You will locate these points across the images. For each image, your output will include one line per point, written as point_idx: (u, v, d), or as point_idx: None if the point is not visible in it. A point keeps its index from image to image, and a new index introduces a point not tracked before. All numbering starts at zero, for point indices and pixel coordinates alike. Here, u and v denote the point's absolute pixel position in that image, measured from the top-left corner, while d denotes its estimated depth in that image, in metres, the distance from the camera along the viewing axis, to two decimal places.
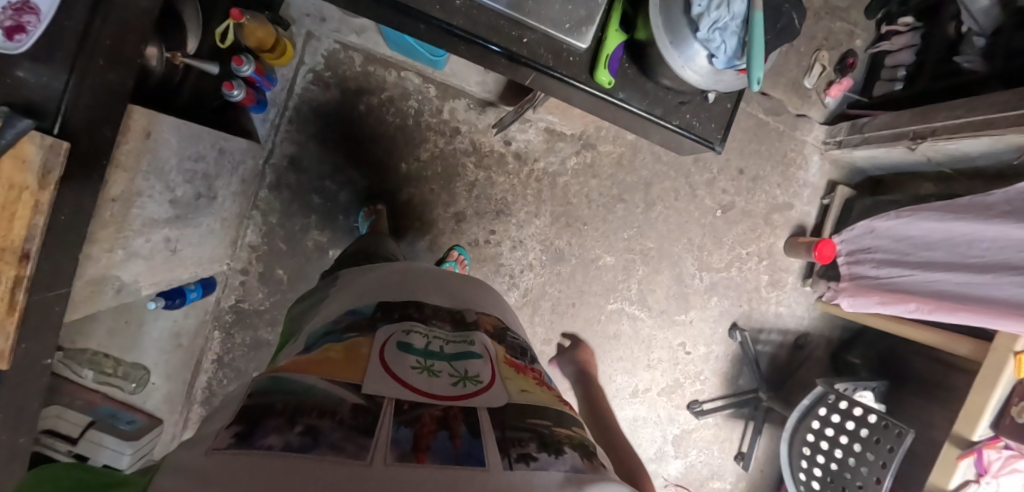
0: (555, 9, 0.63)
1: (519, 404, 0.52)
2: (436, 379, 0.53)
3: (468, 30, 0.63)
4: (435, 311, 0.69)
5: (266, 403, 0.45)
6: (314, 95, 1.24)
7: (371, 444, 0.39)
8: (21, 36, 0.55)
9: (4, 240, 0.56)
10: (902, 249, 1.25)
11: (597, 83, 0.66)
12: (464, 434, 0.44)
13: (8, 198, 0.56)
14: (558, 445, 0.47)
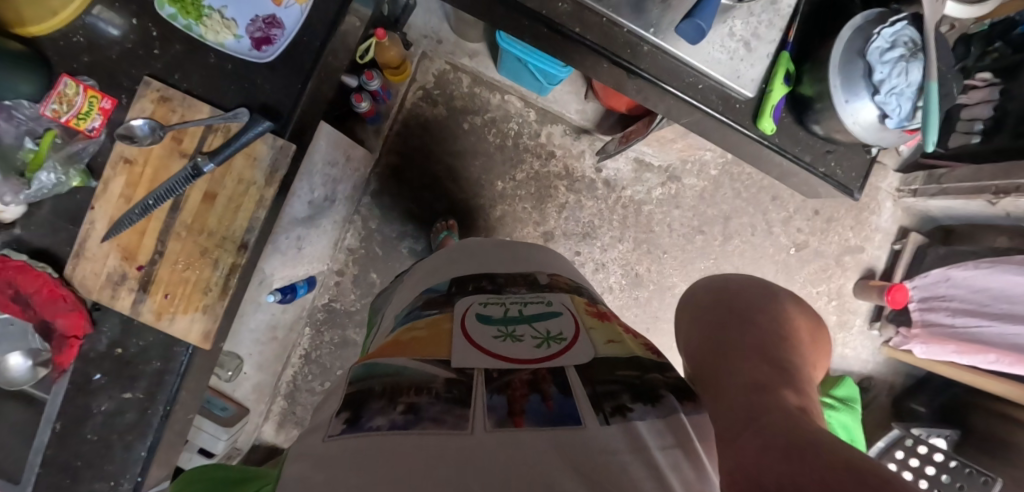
0: (729, 61, 0.70)
1: (611, 358, 0.43)
2: (520, 343, 0.46)
3: (653, 73, 0.70)
4: (509, 279, 0.64)
5: (362, 388, 0.39)
6: (422, 111, 1.31)
7: (470, 413, 0.35)
8: (267, 47, 0.62)
9: (227, 230, 0.63)
10: (980, 300, 1.27)
11: (759, 129, 0.72)
12: (557, 393, 0.38)
13: (238, 191, 0.62)
14: (655, 391, 0.39)
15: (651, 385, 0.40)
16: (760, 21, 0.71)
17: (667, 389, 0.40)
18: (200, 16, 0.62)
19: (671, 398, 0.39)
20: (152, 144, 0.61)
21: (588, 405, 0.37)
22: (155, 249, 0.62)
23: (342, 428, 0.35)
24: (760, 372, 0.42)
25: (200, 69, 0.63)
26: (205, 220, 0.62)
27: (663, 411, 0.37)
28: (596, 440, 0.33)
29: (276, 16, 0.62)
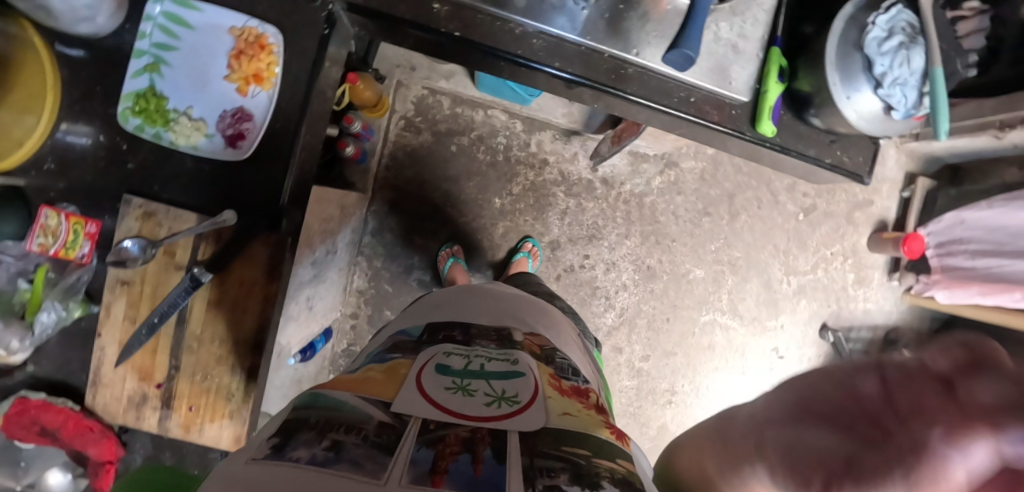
0: (719, 68, 0.67)
1: (561, 430, 0.44)
2: (472, 398, 0.47)
3: (642, 95, 0.67)
4: (481, 332, 0.65)
5: (298, 416, 0.41)
6: (407, 141, 1.29)
7: (390, 462, 0.35)
8: (243, 143, 0.60)
9: (239, 334, 0.62)
10: (997, 240, 1.25)
11: (759, 133, 0.69)
12: (489, 459, 0.38)
13: (241, 294, 0.61)
14: (595, 479, 0.38)
15: (591, 472, 0.39)
16: (744, 21, 0.68)
17: (608, 481, 0.38)
18: (168, 121, 0.59)
19: (608, 489, 0.37)
20: (146, 262, 0.60)
21: (517, 477, 0.36)
22: (171, 364, 0.62)
23: (265, 453, 0.35)
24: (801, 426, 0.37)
25: (179, 174, 0.61)
26: (215, 329, 0.61)
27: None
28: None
29: (244, 108, 0.60)
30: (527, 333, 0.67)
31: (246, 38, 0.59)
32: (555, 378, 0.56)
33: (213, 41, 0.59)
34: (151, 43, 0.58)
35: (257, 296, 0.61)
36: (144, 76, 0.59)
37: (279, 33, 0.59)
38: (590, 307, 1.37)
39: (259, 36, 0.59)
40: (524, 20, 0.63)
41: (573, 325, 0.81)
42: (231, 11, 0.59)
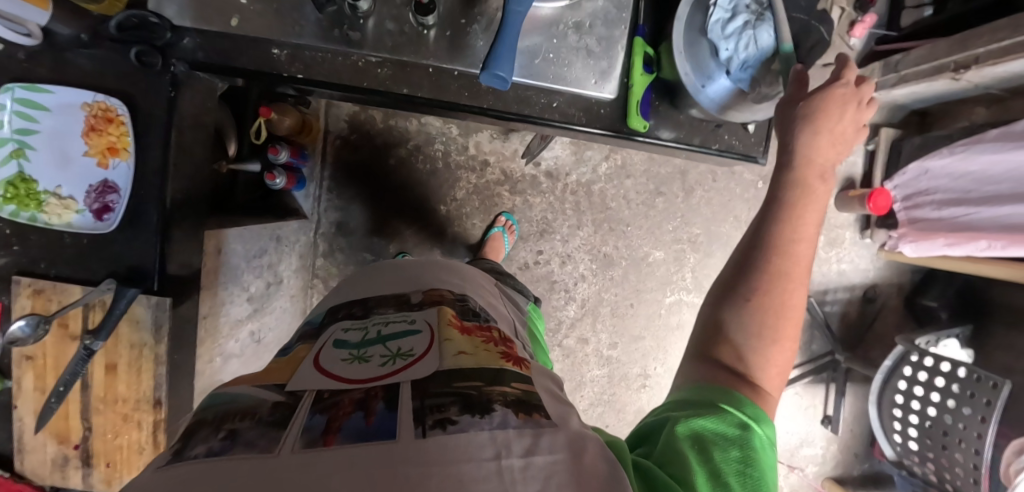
0: (579, 67, 0.65)
1: (454, 369, 0.39)
2: (362, 365, 0.42)
3: (501, 108, 0.65)
4: (380, 301, 0.58)
5: (195, 419, 0.36)
6: (346, 159, 1.30)
7: (283, 435, 0.31)
8: (109, 215, 0.62)
9: (138, 393, 0.66)
10: (962, 188, 1.20)
11: (632, 129, 0.67)
12: (383, 408, 0.34)
13: (134, 356, 0.65)
14: (490, 403, 0.34)
15: (486, 398, 0.35)
16: (601, 15, 0.65)
17: (505, 403, 0.35)
18: (39, 203, 0.61)
19: (503, 411, 0.34)
20: (39, 338, 0.63)
21: (410, 419, 0.32)
22: (84, 427, 0.66)
23: (164, 459, 0.31)
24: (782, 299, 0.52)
25: (61, 250, 0.63)
26: (115, 390, 0.65)
27: (490, 422, 0.32)
28: (409, 450, 0.29)
29: (107, 181, 0.62)
30: (428, 290, 0.60)
31: (96, 113, 0.61)
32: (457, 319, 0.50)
33: (69, 120, 0.62)
34: (11, 130, 0.60)
35: (149, 357, 0.65)
36: (10, 163, 0.61)
37: (126, 105, 0.61)
38: (550, 302, 1.38)
39: (107, 108, 0.61)
40: (366, 52, 0.62)
41: (490, 280, 0.74)
42: (79, 89, 0.61)
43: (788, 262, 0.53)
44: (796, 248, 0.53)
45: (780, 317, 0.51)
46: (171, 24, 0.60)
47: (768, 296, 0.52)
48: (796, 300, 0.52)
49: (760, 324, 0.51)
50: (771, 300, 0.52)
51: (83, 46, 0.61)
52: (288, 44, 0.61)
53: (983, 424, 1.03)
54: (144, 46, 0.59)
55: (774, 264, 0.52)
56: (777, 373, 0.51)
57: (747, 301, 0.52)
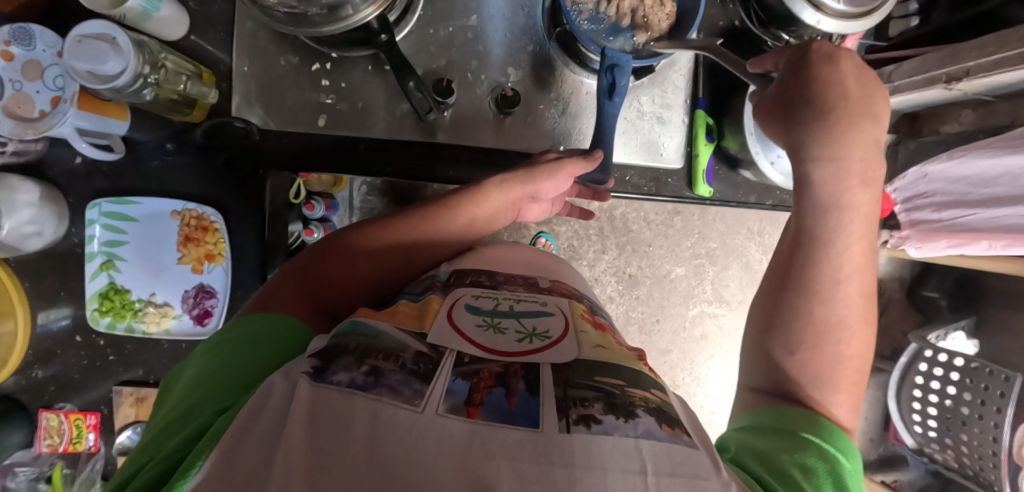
0: (646, 141, 0.68)
1: (595, 361, 0.38)
2: (502, 336, 0.40)
3: None
4: (507, 279, 0.54)
5: (336, 344, 0.37)
6: (374, 205, 1.30)
7: (427, 391, 0.30)
8: (210, 319, 0.63)
9: None
10: None
11: (697, 194, 0.70)
12: (525, 392, 0.32)
13: None
14: (632, 408, 0.33)
15: (628, 399, 0.33)
16: (664, 90, 0.68)
17: (645, 411, 0.33)
18: (135, 313, 0.62)
19: (646, 419, 0.32)
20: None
21: (552, 407, 0.31)
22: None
23: (311, 372, 0.32)
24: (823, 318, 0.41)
25: (159, 356, 0.64)
26: None
27: (632, 430, 0.30)
28: (556, 448, 0.28)
29: (204, 285, 0.63)
30: (552, 281, 0.57)
31: (189, 221, 0.61)
32: (588, 313, 0.50)
33: (158, 228, 0.62)
34: (101, 243, 0.61)
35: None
36: (100, 276, 0.61)
37: (219, 211, 0.62)
38: None
39: (200, 216, 0.61)
40: (449, 142, 0.65)
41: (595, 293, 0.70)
42: (168, 197, 0.62)
43: (841, 284, 0.42)
44: (850, 263, 0.41)
45: (839, 356, 0.41)
46: (258, 128, 0.61)
47: (819, 327, 0.41)
48: (861, 323, 0.42)
49: (819, 360, 0.41)
50: (831, 328, 0.41)
51: (166, 154, 0.62)
52: (373, 140, 0.63)
53: (999, 414, 1.10)
54: (233, 152, 0.61)
55: (823, 288, 0.41)
56: (851, 408, 0.41)
57: (795, 347, 0.42)
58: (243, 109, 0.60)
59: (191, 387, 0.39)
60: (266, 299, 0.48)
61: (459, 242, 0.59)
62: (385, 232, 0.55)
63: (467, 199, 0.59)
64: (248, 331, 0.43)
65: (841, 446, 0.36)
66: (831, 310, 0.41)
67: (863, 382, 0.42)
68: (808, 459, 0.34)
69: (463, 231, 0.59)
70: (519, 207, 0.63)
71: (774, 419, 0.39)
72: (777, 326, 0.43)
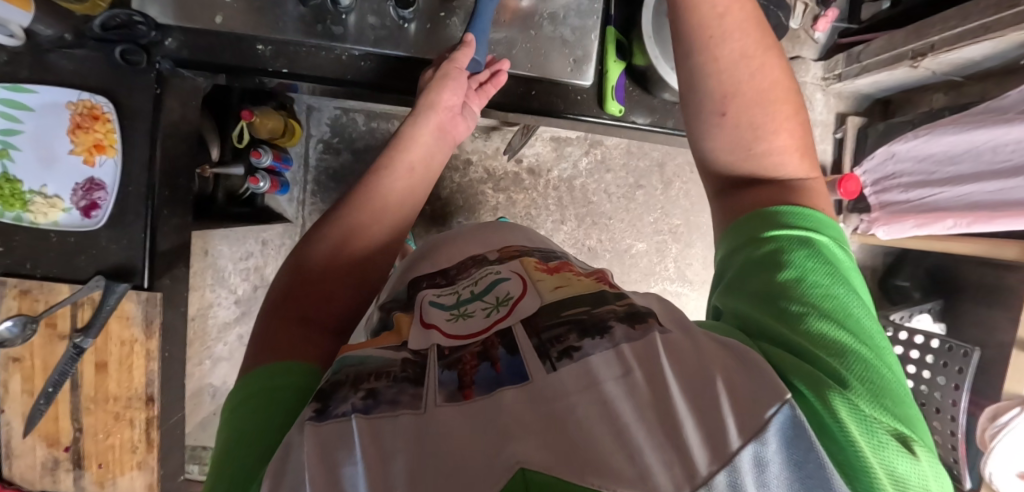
0: (554, 55, 0.68)
1: (559, 301, 0.41)
2: (471, 320, 0.42)
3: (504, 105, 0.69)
4: (460, 268, 0.55)
5: (327, 382, 0.37)
6: (330, 163, 1.30)
7: (423, 391, 0.33)
8: (97, 211, 0.62)
9: (131, 389, 0.66)
10: (926, 169, 1.25)
11: (608, 113, 0.70)
12: (506, 354, 0.36)
13: (125, 352, 0.65)
14: (604, 323, 0.37)
15: (598, 318, 0.38)
16: (575, 6, 0.68)
17: (617, 320, 0.38)
18: (24, 203, 0.62)
19: (618, 328, 0.37)
20: (27, 338, 0.64)
21: (534, 356, 0.35)
22: (74, 428, 0.66)
23: (311, 417, 0.33)
24: (740, 82, 0.51)
25: (47, 249, 0.63)
26: (106, 389, 0.65)
27: (610, 343, 0.35)
28: (549, 386, 0.32)
29: (93, 178, 0.62)
30: (500, 248, 0.59)
31: (81, 111, 0.61)
32: (541, 263, 0.51)
33: (54, 119, 0.62)
34: None
35: (139, 353, 0.65)
36: None
37: (112, 101, 0.62)
38: None
39: (93, 106, 0.61)
40: (348, 46, 0.64)
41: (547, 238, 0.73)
42: (63, 88, 0.62)
43: (734, 35, 0.51)
44: (733, 16, 0.51)
45: (761, 102, 0.51)
46: (157, 23, 0.61)
47: (737, 92, 0.51)
48: (769, 59, 0.52)
49: (748, 122, 0.51)
50: (749, 84, 0.51)
51: (65, 46, 0.61)
52: (273, 40, 0.63)
53: (957, 390, 1.08)
54: (129, 45, 0.60)
55: (713, 51, 0.51)
56: (794, 146, 0.52)
57: (726, 114, 0.52)
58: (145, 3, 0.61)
59: (226, 465, 0.37)
60: (252, 359, 0.45)
61: (414, 197, 0.57)
62: (340, 226, 0.52)
63: (398, 150, 0.58)
64: (252, 387, 0.42)
65: (817, 224, 0.46)
66: (740, 67, 0.51)
67: (797, 125, 0.53)
68: (795, 249, 0.44)
69: (410, 184, 0.57)
70: (448, 134, 0.62)
71: (748, 228, 0.48)
72: (704, 110, 0.53)
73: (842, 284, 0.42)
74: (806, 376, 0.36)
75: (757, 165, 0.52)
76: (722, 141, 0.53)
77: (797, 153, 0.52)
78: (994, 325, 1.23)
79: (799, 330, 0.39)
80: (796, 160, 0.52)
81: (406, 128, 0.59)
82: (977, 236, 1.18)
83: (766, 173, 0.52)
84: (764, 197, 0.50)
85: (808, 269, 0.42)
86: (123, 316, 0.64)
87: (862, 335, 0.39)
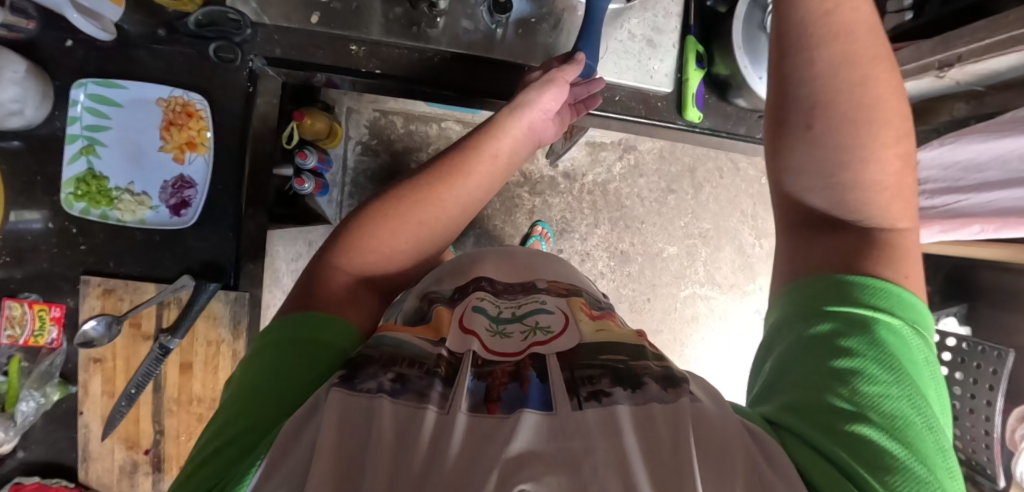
0: (637, 63, 0.69)
1: (598, 345, 0.40)
2: (508, 340, 0.42)
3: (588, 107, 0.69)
4: (507, 285, 0.53)
5: (363, 354, 0.38)
6: (367, 165, 1.29)
7: (452, 392, 0.35)
8: (186, 209, 0.63)
9: (215, 390, 0.73)
10: (953, 176, 1.24)
11: (687, 120, 0.71)
12: (536, 379, 0.36)
13: (212, 354, 0.71)
14: (637, 378, 0.36)
15: (635, 371, 0.37)
16: (655, 15, 0.70)
17: (653, 378, 0.36)
18: (111, 200, 0.61)
19: (652, 385, 0.35)
20: (112, 339, 0.67)
21: (562, 389, 0.34)
22: (154, 429, 0.71)
23: (338, 380, 0.35)
24: (844, 98, 0.41)
25: (131, 247, 0.63)
26: (192, 390, 0.71)
27: (641, 398, 0.34)
28: (567, 425, 0.32)
29: (184, 176, 0.63)
30: (552, 281, 0.57)
31: (174, 108, 0.62)
32: (587, 306, 0.49)
33: (140, 115, 0.62)
34: (82, 126, 0.60)
35: (225, 354, 0.71)
36: (80, 160, 0.61)
37: (205, 99, 0.63)
38: None
39: (186, 103, 0.62)
40: (440, 48, 0.64)
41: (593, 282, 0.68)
42: (153, 84, 0.62)
43: (844, 40, 0.41)
44: (847, 14, 0.41)
45: (864, 121, 0.41)
46: (251, 21, 0.60)
47: (834, 100, 0.41)
48: (885, 72, 0.41)
49: (839, 140, 0.41)
50: (847, 100, 0.41)
51: (157, 42, 0.61)
52: (366, 41, 0.63)
53: (992, 391, 1.10)
54: (223, 42, 0.60)
55: (818, 54, 0.41)
56: (898, 193, 0.41)
57: (809, 129, 0.42)
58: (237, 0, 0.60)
59: (239, 395, 0.39)
60: (302, 296, 0.46)
61: (491, 186, 0.57)
62: (425, 192, 0.52)
63: (487, 135, 0.57)
64: (288, 335, 0.42)
65: (894, 305, 0.37)
66: (843, 79, 0.41)
67: (904, 169, 0.42)
68: (856, 335, 0.36)
69: (492, 172, 0.56)
70: (535, 135, 0.61)
71: (812, 289, 0.39)
72: (789, 119, 0.43)
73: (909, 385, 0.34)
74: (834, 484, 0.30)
75: (835, 188, 0.42)
76: (802, 158, 0.43)
77: (895, 199, 0.41)
78: None
79: (839, 427, 0.32)
80: (894, 205, 0.41)
81: (499, 115, 0.58)
82: (1002, 241, 1.19)
83: (847, 210, 0.42)
84: (843, 244, 0.41)
85: (870, 363, 0.34)
86: (210, 317, 0.69)
87: (923, 454, 0.31)
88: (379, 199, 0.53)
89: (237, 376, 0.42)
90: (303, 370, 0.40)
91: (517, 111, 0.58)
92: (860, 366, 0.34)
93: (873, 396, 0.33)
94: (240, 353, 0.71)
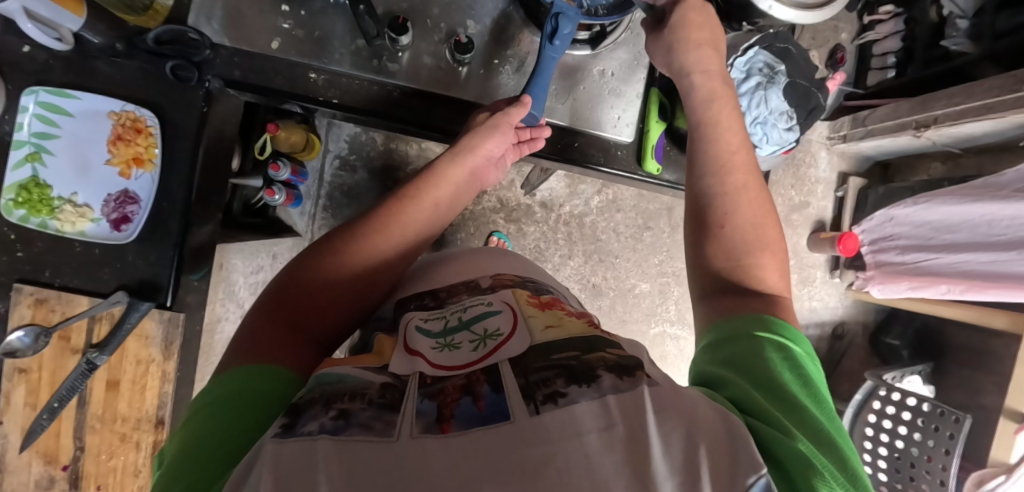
0: (599, 111, 0.69)
1: (548, 343, 0.41)
2: (457, 353, 0.42)
3: (552, 153, 0.70)
4: (450, 290, 0.55)
5: (304, 397, 0.39)
6: (344, 180, 1.28)
7: (398, 418, 0.34)
8: (127, 225, 0.64)
9: (143, 412, 0.76)
10: (924, 235, 1.22)
11: (646, 170, 0.71)
12: (490, 391, 0.36)
13: (142, 372, 0.74)
14: (593, 371, 0.37)
15: (587, 365, 0.37)
16: (622, 64, 0.70)
17: (607, 369, 0.37)
18: (52, 210, 0.62)
19: (607, 377, 0.36)
20: (38, 350, 0.68)
21: (520, 397, 0.34)
22: (75, 445, 0.75)
23: (279, 431, 0.34)
24: (739, 206, 0.53)
25: (70, 259, 0.63)
26: (116, 410, 0.75)
27: (597, 392, 0.34)
28: (529, 430, 0.31)
29: (128, 192, 0.64)
30: (493, 276, 0.58)
31: (124, 122, 0.62)
32: (532, 296, 0.52)
33: (93, 127, 0.63)
34: (30, 133, 0.61)
35: (155, 374, 0.75)
36: (25, 167, 0.61)
37: (157, 116, 0.63)
38: None
39: (136, 119, 0.63)
40: (402, 83, 0.64)
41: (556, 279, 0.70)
42: (106, 96, 0.62)
43: (736, 170, 0.55)
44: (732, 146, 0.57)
45: (755, 220, 0.53)
46: (211, 42, 0.59)
47: (736, 213, 0.53)
48: (756, 189, 0.55)
49: (740, 238, 0.52)
50: (741, 213, 0.53)
51: (115, 54, 0.61)
52: (326, 70, 0.62)
53: (947, 456, 1.10)
54: (181, 60, 0.60)
55: (722, 176, 0.55)
56: (781, 280, 0.51)
57: (722, 228, 0.52)
58: (200, 20, 0.59)
59: (171, 463, 0.36)
60: (236, 352, 0.45)
61: (430, 231, 0.56)
62: (354, 242, 0.51)
63: (426, 183, 0.57)
64: (227, 389, 0.40)
65: (793, 335, 0.44)
66: (733, 184, 0.54)
67: (782, 262, 0.52)
68: (769, 350, 0.42)
69: (430, 218, 0.56)
70: (477, 179, 0.62)
71: (734, 323, 0.45)
72: (704, 224, 0.54)
73: (811, 387, 0.40)
74: (801, 460, 0.33)
75: (735, 259, 0.51)
76: (715, 251, 0.52)
77: (778, 275, 0.51)
78: (977, 390, 1.24)
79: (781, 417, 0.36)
80: (777, 278, 0.50)
81: (442, 161, 0.58)
82: (965, 303, 1.19)
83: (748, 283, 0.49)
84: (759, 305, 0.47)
85: (783, 369, 0.40)
86: (142, 336, 0.72)
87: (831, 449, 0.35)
88: (311, 250, 0.51)
89: (175, 440, 0.39)
90: (242, 417, 0.38)
91: (464, 156, 0.58)
92: (780, 371, 0.40)
93: (795, 395, 0.38)
94: (170, 374, 0.75)
